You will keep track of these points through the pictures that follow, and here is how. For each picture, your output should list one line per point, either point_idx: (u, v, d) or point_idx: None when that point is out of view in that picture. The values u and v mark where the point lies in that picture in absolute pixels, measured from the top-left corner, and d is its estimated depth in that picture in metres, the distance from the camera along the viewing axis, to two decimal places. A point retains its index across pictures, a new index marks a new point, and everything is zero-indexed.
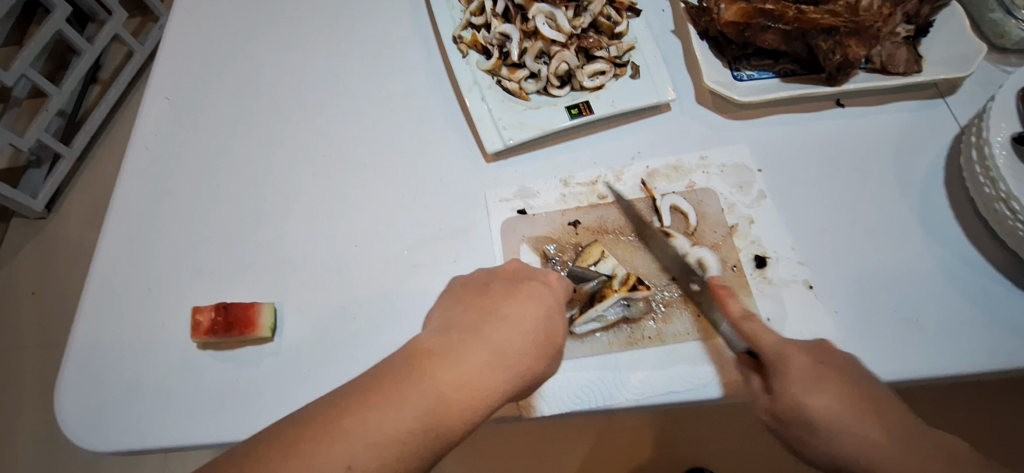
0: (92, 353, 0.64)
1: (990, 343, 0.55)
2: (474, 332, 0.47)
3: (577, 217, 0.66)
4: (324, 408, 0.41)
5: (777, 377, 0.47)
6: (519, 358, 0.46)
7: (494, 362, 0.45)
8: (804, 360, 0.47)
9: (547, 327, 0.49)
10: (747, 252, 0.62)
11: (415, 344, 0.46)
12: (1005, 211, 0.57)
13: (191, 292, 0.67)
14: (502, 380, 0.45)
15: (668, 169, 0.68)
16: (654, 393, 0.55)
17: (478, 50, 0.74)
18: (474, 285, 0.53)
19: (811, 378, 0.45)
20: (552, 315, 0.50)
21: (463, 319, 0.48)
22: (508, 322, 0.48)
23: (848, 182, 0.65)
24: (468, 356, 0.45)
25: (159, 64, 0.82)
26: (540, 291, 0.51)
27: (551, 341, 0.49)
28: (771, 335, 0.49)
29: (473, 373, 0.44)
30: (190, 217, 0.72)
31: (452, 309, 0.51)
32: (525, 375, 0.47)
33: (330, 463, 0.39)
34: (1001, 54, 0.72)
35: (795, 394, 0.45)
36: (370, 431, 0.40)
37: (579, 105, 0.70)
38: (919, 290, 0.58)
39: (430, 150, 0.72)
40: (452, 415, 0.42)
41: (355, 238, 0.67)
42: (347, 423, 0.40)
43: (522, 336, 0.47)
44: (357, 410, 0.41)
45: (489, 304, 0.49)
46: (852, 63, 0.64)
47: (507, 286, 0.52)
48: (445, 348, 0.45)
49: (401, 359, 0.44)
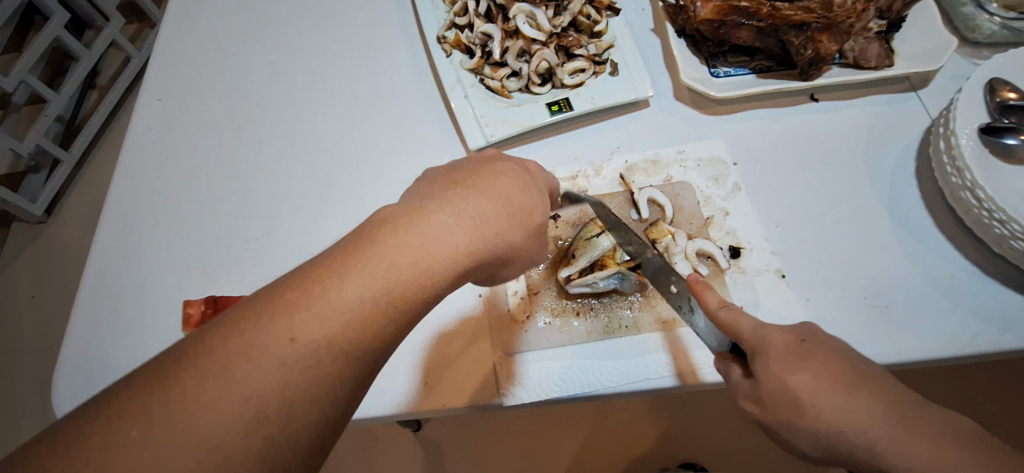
0: (86, 346, 0.66)
1: (956, 330, 0.57)
2: (435, 200, 0.42)
3: (557, 211, 0.67)
4: (257, 294, 0.36)
5: (758, 361, 0.44)
6: (487, 228, 0.42)
7: (458, 223, 0.41)
8: (787, 341, 0.44)
9: (519, 202, 0.45)
10: (722, 242, 0.63)
11: (370, 217, 0.41)
12: (972, 200, 0.58)
13: (183, 287, 0.69)
14: (466, 246, 0.40)
15: (646, 163, 0.69)
16: (630, 379, 0.57)
17: (461, 50, 0.76)
18: (439, 167, 0.48)
19: (796, 357, 0.43)
20: (524, 193, 0.46)
21: (425, 192, 0.44)
22: (474, 194, 0.43)
23: (821, 175, 0.67)
24: (427, 222, 0.40)
25: (152, 67, 0.84)
26: (512, 171, 0.47)
27: (525, 218, 0.45)
28: (750, 320, 0.46)
29: (433, 236, 0.39)
30: (181, 214, 0.73)
31: (413, 189, 0.45)
32: (493, 246, 0.43)
33: (269, 340, 0.34)
34: (974, 48, 0.73)
35: (779, 376, 0.43)
36: (315, 306, 0.35)
37: (560, 102, 0.72)
38: (888, 278, 0.60)
39: (416, 147, 0.74)
40: (411, 284, 0.38)
41: (342, 234, 0.69)
42: (286, 300, 0.35)
43: (488, 207, 0.43)
44: (301, 287, 0.36)
45: (455, 180, 0.45)
46: (824, 57, 0.67)
47: (474, 166, 0.47)
48: (399, 216, 0.40)
49: (353, 233, 0.39)
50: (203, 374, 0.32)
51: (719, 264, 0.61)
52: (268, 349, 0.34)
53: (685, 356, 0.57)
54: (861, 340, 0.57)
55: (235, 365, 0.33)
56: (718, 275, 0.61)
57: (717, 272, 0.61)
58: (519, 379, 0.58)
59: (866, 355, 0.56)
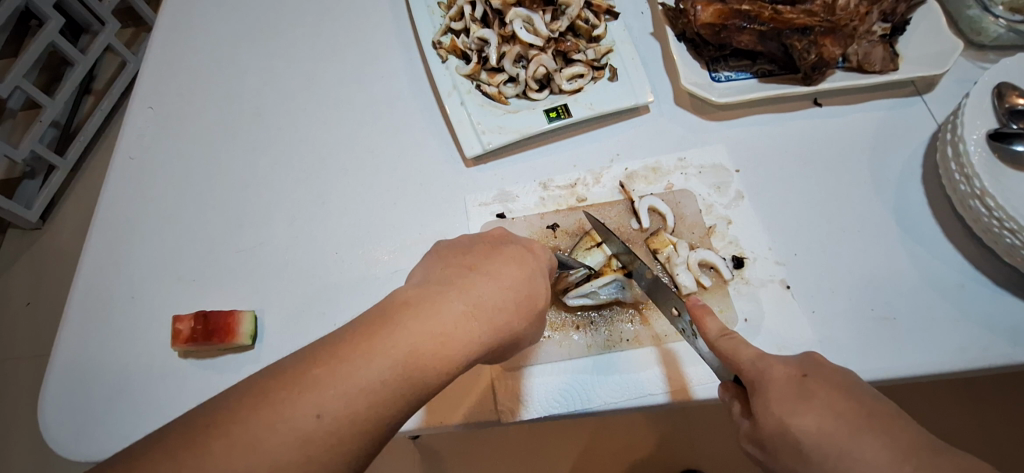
0: (74, 362, 0.64)
1: (965, 341, 0.55)
2: (453, 285, 0.46)
3: (556, 220, 0.66)
4: (295, 360, 0.41)
5: (756, 398, 0.43)
6: (497, 313, 0.46)
7: (471, 313, 0.45)
8: (787, 377, 0.43)
9: (528, 284, 0.49)
10: (725, 252, 0.62)
11: (393, 296, 0.45)
12: (981, 209, 0.56)
13: (174, 300, 0.67)
14: (478, 334, 0.44)
15: (646, 171, 0.68)
16: (632, 395, 0.55)
17: (457, 55, 0.74)
18: (459, 244, 0.53)
19: (795, 394, 0.42)
20: (533, 275, 0.50)
21: (443, 274, 0.48)
22: (489, 277, 0.47)
23: (825, 182, 0.65)
24: (444, 307, 0.44)
25: (143, 73, 0.83)
26: (523, 254, 0.50)
27: (532, 300, 0.48)
28: (750, 352, 0.44)
29: (449, 323, 0.44)
30: (172, 225, 0.72)
31: (434, 265, 0.50)
32: (503, 332, 0.46)
33: (300, 411, 0.38)
34: (980, 51, 0.71)
35: (778, 416, 0.42)
36: (341, 380, 0.39)
37: (558, 108, 0.70)
38: (895, 288, 0.58)
39: (411, 155, 0.72)
40: (424, 366, 0.42)
41: (336, 245, 0.68)
42: (320, 373, 0.40)
43: (501, 292, 0.47)
44: (331, 360, 0.40)
45: (472, 261, 0.49)
46: (827, 62, 0.65)
47: (489, 247, 0.51)
48: (422, 298, 0.45)
49: (378, 311, 0.44)
50: (239, 438, 0.37)
51: (722, 275, 0.60)
52: (297, 421, 0.38)
53: (687, 372, 0.56)
54: (868, 352, 0.55)
55: (268, 431, 0.37)
56: (721, 286, 0.60)
57: (720, 283, 0.60)
58: (517, 395, 0.56)
59: (874, 368, 0.55)
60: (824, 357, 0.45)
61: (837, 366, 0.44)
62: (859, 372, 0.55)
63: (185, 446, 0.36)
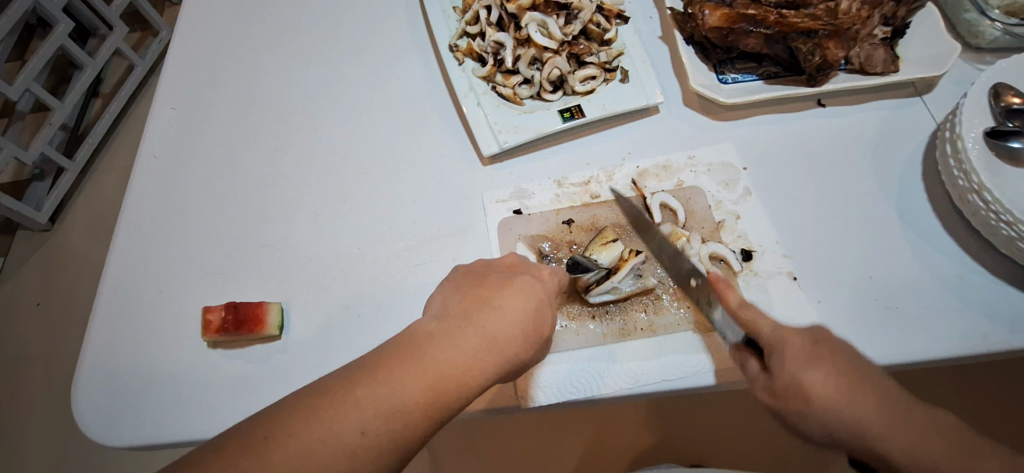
0: (106, 353, 0.66)
1: (965, 328, 0.58)
2: (472, 317, 0.48)
3: (571, 216, 0.68)
4: (335, 380, 0.43)
5: (774, 357, 0.46)
6: (511, 344, 0.48)
7: (489, 345, 0.47)
8: (802, 341, 0.46)
9: (537, 314, 0.50)
10: (734, 245, 0.64)
11: (417, 327, 0.47)
12: (979, 202, 0.59)
13: (201, 294, 0.69)
14: (495, 364, 0.47)
15: (657, 169, 0.70)
16: (647, 381, 0.58)
17: (473, 58, 0.77)
18: (475, 273, 0.53)
19: (809, 356, 0.45)
20: (542, 306, 0.51)
21: (462, 305, 0.49)
22: (503, 310, 0.49)
23: (829, 178, 0.68)
24: (464, 339, 0.46)
25: (165, 76, 0.85)
26: (535, 284, 0.52)
27: (542, 329, 0.50)
28: (768, 321, 0.48)
29: (468, 354, 0.46)
30: (197, 222, 0.74)
31: (451, 294, 0.51)
32: (516, 359, 0.49)
33: (345, 428, 0.41)
34: (977, 53, 0.74)
35: (794, 371, 0.44)
36: (377, 401, 0.42)
37: (572, 109, 0.73)
38: (898, 278, 0.61)
39: (429, 154, 0.75)
40: (449, 392, 0.44)
41: (358, 239, 0.70)
42: (357, 395, 0.42)
43: (514, 324, 0.49)
44: (368, 382, 0.43)
45: (486, 293, 0.50)
46: (832, 63, 0.68)
47: (502, 278, 0.52)
48: (444, 330, 0.47)
49: (404, 339, 0.46)
50: (292, 450, 0.40)
51: (732, 267, 0.62)
52: (343, 435, 0.41)
53: (696, 359, 0.58)
54: (873, 340, 0.58)
55: (318, 445, 0.40)
56: (731, 278, 0.62)
57: (731, 275, 0.62)
58: (534, 382, 0.59)
59: (879, 355, 0.57)
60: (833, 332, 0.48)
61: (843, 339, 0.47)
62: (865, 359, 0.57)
63: (244, 457, 0.39)
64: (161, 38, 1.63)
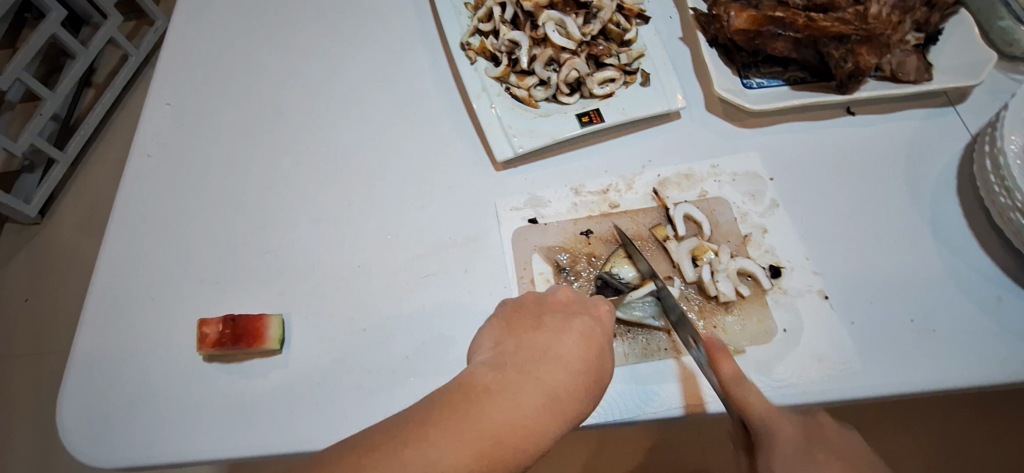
0: (94, 365, 0.62)
1: (1005, 353, 0.55)
2: (527, 371, 0.44)
3: (589, 227, 0.65)
4: (383, 435, 0.40)
5: (763, 452, 0.47)
6: (570, 401, 0.44)
7: (547, 404, 0.43)
8: (794, 438, 0.46)
9: (596, 365, 0.46)
10: (762, 261, 0.61)
11: (469, 376, 0.44)
12: (1021, 220, 0.56)
13: (196, 302, 0.66)
14: (555, 425, 0.43)
15: (679, 178, 0.67)
16: (671, 405, 0.55)
17: (486, 57, 0.73)
18: (526, 314, 0.50)
19: (799, 456, 0.45)
20: (601, 353, 0.47)
21: (516, 356, 0.46)
22: (560, 363, 0.45)
23: (859, 190, 0.65)
24: (521, 397, 0.43)
25: (160, 70, 0.81)
26: (593, 329, 0.48)
27: (601, 383, 0.46)
28: (764, 406, 0.46)
29: (527, 413, 0.42)
30: (193, 227, 0.70)
31: (503, 341, 0.48)
32: (575, 418, 0.45)
33: None
34: (1011, 62, 0.71)
35: (782, 470, 0.45)
36: (427, 464, 0.38)
37: (590, 113, 0.69)
38: (933, 298, 0.58)
39: (438, 158, 0.71)
40: (504, 457, 0.40)
41: (364, 248, 0.66)
42: (406, 454, 0.39)
43: (571, 378, 0.45)
44: (416, 441, 0.39)
45: (541, 341, 0.47)
46: (864, 71, 0.65)
47: (558, 321, 0.48)
48: (501, 383, 0.43)
49: (456, 390, 0.43)
50: None
51: (761, 284, 0.59)
52: None
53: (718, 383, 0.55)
54: (909, 365, 0.55)
55: None
56: (759, 296, 0.59)
57: (759, 294, 0.59)
58: None
59: (915, 380, 0.54)
60: (823, 416, 0.49)
61: (832, 423, 0.49)
62: (901, 385, 0.54)
63: None
64: (157, 28, 1.58)
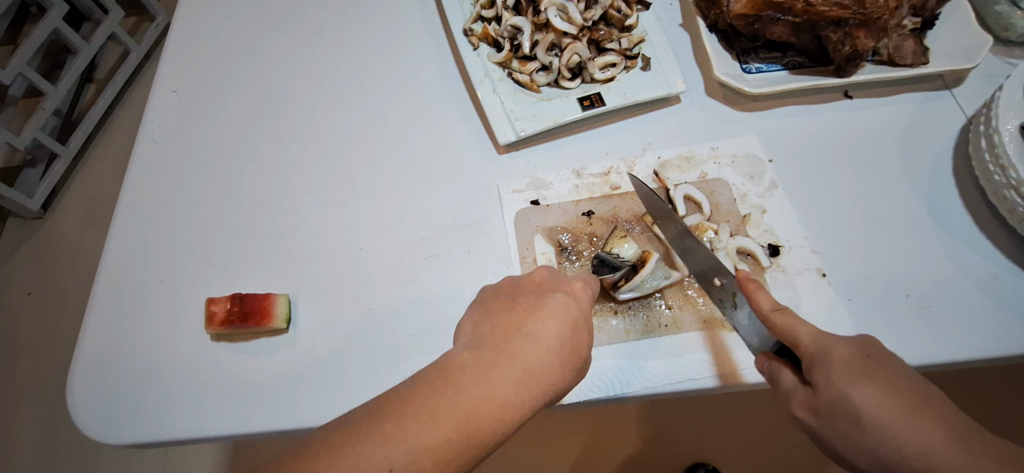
0: (104, 346, 0.63)
1: (999, 328, 0.56)
2: (504, 349, 0.45)
3: (591, 208, 0.66)
4: (366, 414, 0.41)
5: (819, 375, 0.42)
6: (546, 374, 0.45)
7: (523, 379, 0.44)
8: (850, 356, 0.42)
9: (572, 340, 0.46)
10: (761, 240, 0.62)
11: (448, 356, 0.45)
12: (1016, 198, 0.57)
13: (204, 284, 0.67)
14: (532, 398, 0.44)
15: (680, 160, 0.68)
16: (671, 380, 0.56)
17: (488, 43, 0.74)
18: (503, 296, 0.50)
19: (859, 373, 0.41)
20: (575, 329, 0.47)
21: (492, 334, 0.46)
22: (536, 340, 0.45)
23: (857, 172, 0.66)
24: (496, 373, 0.43)
25: (166, 58, 0.82)
26: (567, 305, 0.48)
27: (577, 356, 0.46)
28: (810, 327, 0.44)
29: (502, 389, 0.43)
30: (200, 211, 0.71)
31: (481, 322, 0.48)
32: (553, 391, 0.45)
33: (372, 465, 0.38)
34: (1006, 47, 0.72)
35: (842, 386, 0.41)
36: (406, 438, 0.40)
37: (591, 97, 0.70)
38: (928, 275, 0.59)
39: (441, 142, 0.72)
40: (481, 430, 0.41)
41: (368, 231, 0.67)
42: (386, 429, 0.40)
43: (547, 354, 0.45)
44: (396, 418, 0.40)
45: (517, 320, 0.47)
46: (862, 54, 0.66)
47: (532, 299, 0.49)
48: (477, 362, 0.44)
49: (434, 370, 0.43)
50: None
51: (760, 262, 0.60)
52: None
53: (713, 360, 0.56)
54: (905, 341, 0.56)
55: None
56: (758, 274, 0.60)
57: (758, 272, 0.60)
58: None
59: (909, 355, 0.55)
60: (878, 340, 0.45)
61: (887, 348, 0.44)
62: (896, 359, 0.55)
63: None
64: (158, 24, 1.59)
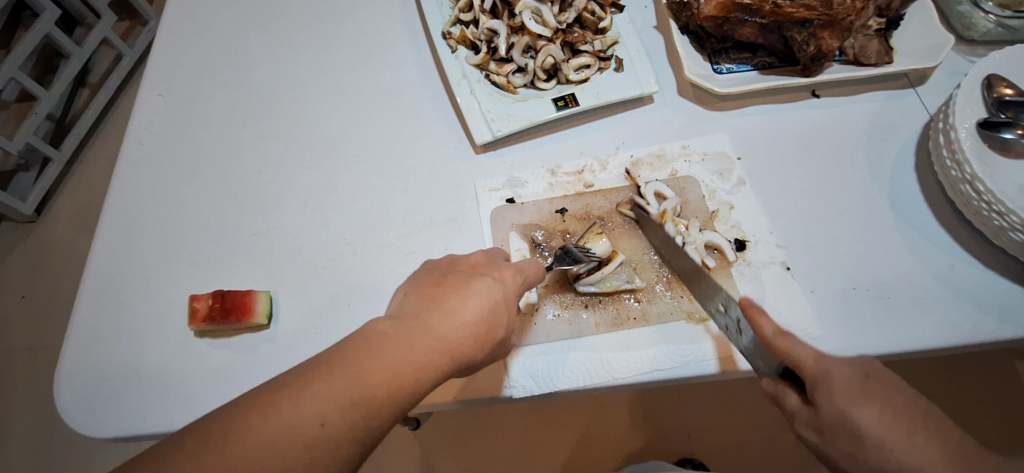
0: (90, 343, 0.65)
1: (956, 317, 0.58)
2: (424, 320, 0.47)
3: (564, 205, 0.68)
4: (285, 378, 0.42)
5: (821, 398, 0.42)
6: (461, 344, 0.47)
7: (438, 347, 0.46)
8: (851, 379, 0.42)
9: (492, 314, 0.49)
10: (728, 235, 0.64)
11: (373, 326, 0.46)
12: (971, 192, 0.59)
13: (189, 282, 0.68)
14: (444, 364, 0.46)
15: (651, 158, 0.70)
16: (641, 370, 0.57)
17: (467, 45, 0.75)
18: (436, 273, 0.52)
19: (861, 396, 0.41)
20: (498, 305, 0.49)
21: (416, 307, 0.48)
22: (456, 311, 0.47)
23: (823, 168, 0.68)
24: (414, 341, 0.45)
25: (152, 62, 0.83)
26: (491, 281, 0.50)
27: (496, 329, 0.49)
28: (809, 350, 0.44)
29: (418, 356, 0.45)
30: (184, 211, 0.73)
31: (411, 296, 0.50)
32: (466, 360, 0.47)
33: (285, 425, 0.40)
34: (969, 46, 0.74)
35: (846, 411, 0.41)
36: (322, 399, 0.41)
37: (565, 98, 0.72)
38: (889, 268, 0.61)
39: (420, 142, 0.74)
40: (398, 392, 0.43)
41: (349, 229, 0.69)
42: (311, 389, 0.41)
43: (465, 324, 0.47)
44: (312, 383, 0.42)
45: (440, 293, 0.49)
46: (826, 54, 0.68)
47: (460, 276, 0.51)
48: (397, 331, 0.46)
49: (357, 339, 0.45)
50: (233, 446, 0.39)
51: (726, 256, 0.62)
52: (283, 434, 0.40)
53: (678, 351, 0.58)
54: (866, 331, 0.58)
55: (258, 443, 0.39)
56: (725, 268, 0.62)
57: (724, 266, 0.62)
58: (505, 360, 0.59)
59: (869, 345, 0.57)
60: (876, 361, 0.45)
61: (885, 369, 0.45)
62: (857, 349, 0.57)
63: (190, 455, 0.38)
64: (150, 28, 1.60)
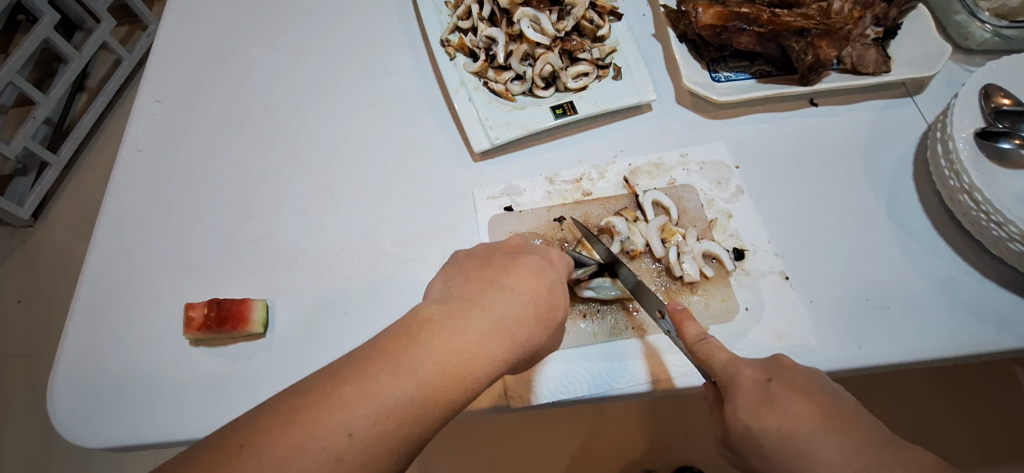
0: (85, 351, 0.64)
1: (955, 327, 0.58)
2: (476, 300, 0.47)
3: (562, 214, 0.68)
4: (325, 377, 0.41)
5: (727, 401, 0.45)
6: (517, 326, 0.47)
7: (494, 330, 0.45)
8: (754, 381, 0.44)
9: (547, 297, 0.49)
10: (726, 244, 0.64)
11: (418, 311, 0.46)
12: (970, 202, 0.59)
13: (185, 290, 0.68)
14: (502, 348, 0.45)
15: (650, 167, 0.70)
16: (639, 380, 0.57)
17: (465, 53, 0.75)
18: (477, 257, 0.52)
19: (761, 398, 0.43)
20: (552, 286, 0.50)
21: (463, 289, 0.48)
22: (509, 292, 0.48)
23: (821, 177, 0.68)
24: (467, 323, 0.45)
25: (151, 69, 0.83)
26: (542, 264, 0.51)
27: (551, 312, 0.49)
28: (724, 354, 0.46)
29: (473, 339, 0.44)
30: (181, 218, 0.72)
31: (453, 279, 0.50)
32: (524, 344, 0.47)
33: (334, 424, 0.39)
34: (968, 55, 0.75)
35: (744, 416, 0.44)
36: (372, 394, 0.40)
37: (564, 105, 0.72)
38: (887, 277, 0.61)
39: (419, 149, 0.73)
40: (452, 380, 0.42)
41: (346, 236, 0.69)
42: (355, 388, 0.40)
43: (521, 306, 0.47)
44: (358, 378, 0.41)
45: (491, 275, 0.49)
46: (824, 63, 0.67)
47: (507, 258, 0.51)
48: (445, 315, 0.45)
49: (401, 326, 0.45)
50: (271, 451, 0.37)
51: (725, 266, 0.62)
52: (333, 432, 0.39)
53: (675, 362, 0.57)
54: (864, 341, 0.58)
55: (304, 445, 0.38)
56: (723, 277, 0.62)
57: (723, 276, 0.62)
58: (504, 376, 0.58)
59: (868, 354, 0.57)
60: (794, 362, 0.47)
61: (805, 369, 0.46)
62: (856, 359, 0.57)
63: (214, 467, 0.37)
64: (150, 32, 1.60)
